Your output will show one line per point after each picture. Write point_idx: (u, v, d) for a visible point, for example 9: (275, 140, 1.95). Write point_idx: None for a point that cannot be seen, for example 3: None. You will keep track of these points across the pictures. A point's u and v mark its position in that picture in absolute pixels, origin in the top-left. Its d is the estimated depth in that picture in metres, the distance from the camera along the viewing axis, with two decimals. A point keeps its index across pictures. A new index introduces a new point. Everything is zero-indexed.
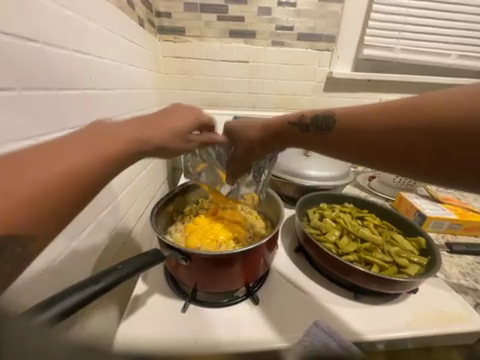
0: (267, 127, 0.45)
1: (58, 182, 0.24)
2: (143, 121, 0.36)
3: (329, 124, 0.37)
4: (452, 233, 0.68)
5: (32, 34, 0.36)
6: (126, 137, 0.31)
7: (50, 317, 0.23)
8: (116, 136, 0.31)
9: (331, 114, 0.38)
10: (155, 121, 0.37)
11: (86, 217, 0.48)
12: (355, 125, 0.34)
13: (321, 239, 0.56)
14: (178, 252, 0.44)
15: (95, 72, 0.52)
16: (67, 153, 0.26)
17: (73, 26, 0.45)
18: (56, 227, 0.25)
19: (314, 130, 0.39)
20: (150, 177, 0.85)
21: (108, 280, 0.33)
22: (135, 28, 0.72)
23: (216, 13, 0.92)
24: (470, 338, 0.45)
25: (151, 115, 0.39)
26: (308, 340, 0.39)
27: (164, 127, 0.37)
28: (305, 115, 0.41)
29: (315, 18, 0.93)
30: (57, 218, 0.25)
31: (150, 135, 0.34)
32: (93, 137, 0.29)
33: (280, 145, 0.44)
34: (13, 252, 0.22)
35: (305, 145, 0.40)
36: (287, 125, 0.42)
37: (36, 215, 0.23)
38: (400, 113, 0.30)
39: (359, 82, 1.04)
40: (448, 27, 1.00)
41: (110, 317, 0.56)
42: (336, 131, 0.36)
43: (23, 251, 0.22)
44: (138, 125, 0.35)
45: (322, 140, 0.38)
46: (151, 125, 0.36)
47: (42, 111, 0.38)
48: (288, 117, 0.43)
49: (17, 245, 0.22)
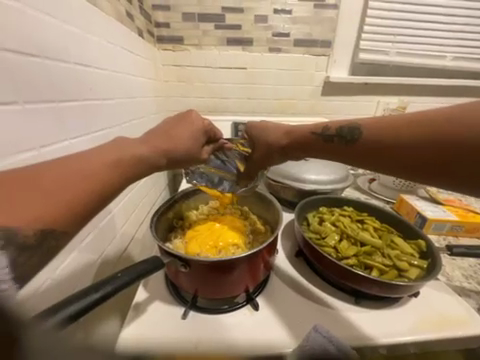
0: (288, 134, 0.48)
1: (84, 189, 0.27)
2: (155, 135, 0.39)
3: (354, 135, 0.39)
4: (453, 235, 0.68)
5: (35, 50, 0.37)
6: (142, 150, 0.34)
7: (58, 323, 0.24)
8: (129, 148, 0.33)
9: (356, 126, 0.39)
10: (167, 133, 0.41)
11: (86, 225, 0.48)
12: (373, 137, 0.36)
13: (320, 243, 0.56)
14: (178, 259, 0.44)
15: (97, 83, 0.53)
16: (90, 163, 0.29)
17: (74, 40, 0.46)
18: (78, 227, 0.27)
19: (338, 140, 0.41)
20: (150, 183, 0.86)
21: (108, 289, 0.33)
22: (135, 39, 0.74)
23: (213, 22, 0.94)
24: (474, 342, 0.45)
25: (161, 127, 0.42)
26: (308, 345, 0.38)
27: (175, 140, 0.41)
28: (329, 126, 0.43)
29: (311, 24, 0.95)
30: (80, 222, 0.27)
31: (163, 147, 0.38)
32: (112, 149, 0.32)
33: (300, 153, 0.47)
34: (50, 241, 0.28)
35: (331, 155, 0.42)
36: (311, 135, 0.44)
37: (62, 217, 0.25)
38: (412, 125, 0.32)
39: (356, 86, 1.05)
40: (443, 30, 1.01)
41: (112, 325, 0.56)
42: (361, 143, 0.37)
43: (57, 239, 0.28)
44: (152, 139, 0.38)
45: (345, 150, 0.40)
46: (164, 138, 0.39)
47: (44, 121, 0.39)
48: (312, 127, 0.45)
49: (51, 239, 0.26)
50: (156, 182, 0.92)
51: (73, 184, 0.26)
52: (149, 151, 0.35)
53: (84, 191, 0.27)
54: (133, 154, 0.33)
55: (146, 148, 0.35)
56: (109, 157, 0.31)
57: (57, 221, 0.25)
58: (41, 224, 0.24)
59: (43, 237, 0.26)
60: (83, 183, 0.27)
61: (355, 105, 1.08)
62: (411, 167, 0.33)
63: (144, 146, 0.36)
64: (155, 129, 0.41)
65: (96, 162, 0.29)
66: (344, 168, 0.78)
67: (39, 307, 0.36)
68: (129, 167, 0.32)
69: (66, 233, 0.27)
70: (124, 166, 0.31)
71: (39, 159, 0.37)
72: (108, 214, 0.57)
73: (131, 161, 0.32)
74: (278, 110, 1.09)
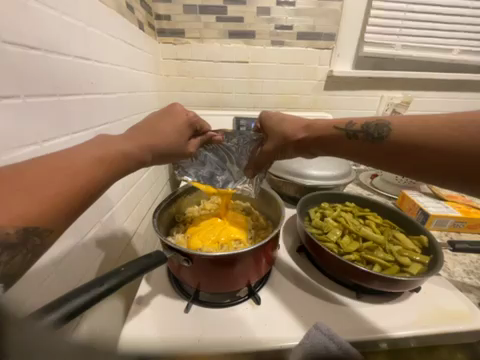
0: (307, 126, 0.48)
1: (71, 185, 0.27)
2: (138, 131, 0.39)
3: (382, 133, 0.40)
4: (455, 231, 0.68)
5: (35, 42, 0.37)
6: (127, 146, 0.35)
7: (54, 322, 0.24)
8: (115, 145, 0.34)
9: (385, 124, 0.41)
10: (150, 129, 0.41)
11: (89, 220, 0.48)
12: (405, 136, 0.37)
13: (322, 238, 0.56)
14: (180, 253, 0.44)
15: (97, 77, 0.53)
16: (75, 161, 0.28)
17: (75, 33, 0.46)
18: (67, 223, 0.27)
19: (364, 137, 0.42)
20: (152, 179, 0.86)
21: (113, 281, 0.34)
22: (136, 33, 0.73)
23: (215, 14, 0.92)
24: (474, 337, 0.45)
25: (144, 124, 0.42)
26: (308, 342, 0.39)
27: (159, 135, 0.41)
28: (354, 122, 0.44)
29: (314, 16, 0.93)
30: (69, 218, 0.27)
31: (147, 143, 0.38)
32: (94, 146, 0.31)
33: (315, 150, 0.48)
34: (33, 243, 0.24)
35: (354, 151, 0.43)
36: (334, 130, 0.45)
37: (50, 214, 0.25)
38: (442, 127, 0.34)
39: (359, 80, 1.03)
40: (450, 23, 0.99)
41: (116, 318, 0.57)
42: (390, 140, 0.39)
43: (41, 242, 0.25)
44: (135, 135, 0.38)
45: (372, 147, 0.41)
46: (148, 134, 0.40)
47: (46, 116, 0.39)
48: (335, 122, 0.46)
49: (36, 237, 0.24)
50: (158, 177, 0.92)
51: (58, 182, 0.26)
52: (134, 147, 0.35)
53: (70, 187, 0.27)
54: (118, 150, 0.33)
55: (130, 145, 0.35)
56: (95, 154, 0.30)
57: (46, 216, 0.25)
58: (28, 221, 0.23)
59: (27, 236, 0.24)
60: (69, 179, 0.27)
61: (358, 100, 1.06)
62: (433, 167, 0.35)
63: (127, 142, 0.36)
64: (138, 125, 0.41)
65: (80, 159, 0.29)
66: (347, 164, 0.78)
67: (40, 301, 0.37)
68: (114, 163, 0.32)
69: (54, 230, 0.26)
70: (109, 161, 0.31)
71: (41, 153, 0.37)
72: (110, 209, 0.57)
73: (116, 158, 0.32)
74: (280, 105, 1.08)
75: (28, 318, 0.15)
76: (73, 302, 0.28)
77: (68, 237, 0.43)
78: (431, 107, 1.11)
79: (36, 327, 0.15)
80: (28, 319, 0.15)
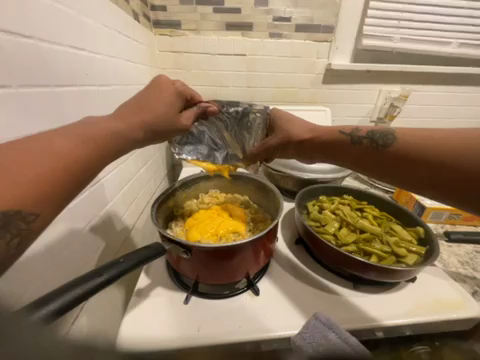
0: (313, 130, 0.48)
1: (56, 167, 0.26)
2: (126, 110, 0.38)
3: (388, 140, 0.41)
4: (451, 223, 0.69)
5: (26, 30, 0.36)
6: (115, 127, 0.34)
7: (47, 315, 0.24)
8: (102, 126, 0.33)
9: (391, 132, 0.41)
10: (137, 108, 0.39)
11: (85, 213, 0.48)
12: (409, 146, 0.38)
13: (320, 231, 0.56)
14: (178, 245, 0.44)
15: (91, 68, 0.51)
16: (60, 142, 0.28)
17: (68, 22, 0.44)
18: (55, 207, 0.26)
19: (369, 142, 0.42)
20: (150, 173, 0.85)
21: (111, 273, 0.34)
22: (131, 24, 0.71)
23: (211, 5, 0.90)
24: (467, 324, 0.46)
25: (133, 102, 0.40)
26: (308, 332, 0.40)
27: (149, 114, 0.39)
28: (359, 129, 0.44)
29: (313, 8, 0.92)
30: (58, 200, 0.26)
31: (137, 123, 0.37)
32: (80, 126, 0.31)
33: (316, 153, 0.47)
34: (19, 227, 0.23)
35: (355, 156, 0.43)
36: (338, 134, 0.45)
37: (38, 196, 0.24)
38: (446, 140, 0.36)
39: (358, 73, 1.02)
40: (449, 15, 0.98)
41: (115, 310, 0.57)
42: (393, 149, 0.40)
43: (27, 227, 0.24)
44: (123, 115, 0.37)
45: (376, 153, 0.41)
46: (137, 112, 0.38)
47: (41, 107, 0.38)
48: (340, 127, 0.46)
49: (21, 221, 0.23)
50: (155, 171, 0.91)
51: (41, 163, 0.25)
52: (122, 129, 0.35)
53: (55, 169, 0.26)
54: (105, 131, 0.32)
55: (119, 125, 0.35)
56: (82, 136, 0.30)
57: (30, 200, 0.24)
58: (8, 205, 0.22)
59: (9, 220, 0.23)
60: (55, 161, 0.26)
61: (356, 94, 1.06)
62: (431, 179, 0.37)
63: (116, 122, 0.35)
64: (125, 103, 0.39)
65: (64, 140, 0.28)
66: None
67: (41, 292, 0.37)
68: (102, 144, 0.31)
69: (40, 215, 0.25)
70: (96, 142, 0.31)
71: None
72: (107, 203, 0.56)
73: (103, 139, 0.32)
74: (278, 99, 1.07)
75: (20, 313, 0.15)
76: (67, 294, 0.28)
77: (64, 230, 0.43)
78: (429, 101, 1.11)
79: (30, 323, 0.15)
80: (21, 314, 0.15)
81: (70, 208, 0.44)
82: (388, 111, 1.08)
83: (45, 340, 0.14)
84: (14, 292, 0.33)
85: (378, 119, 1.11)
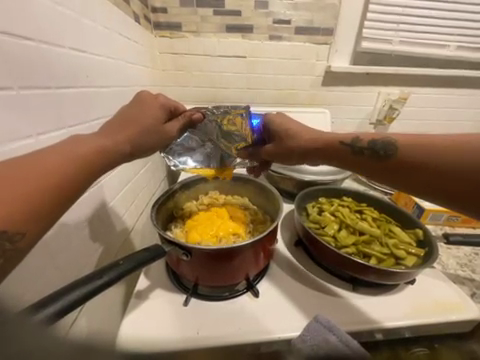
0: (314, 140, 0.47)
1: (43, 183, 0.26)
2: (114, 126, 0.39)
3: (389, 150, 0.40)
4: (450, 225, 0.69)
5: (28, 32, 0.36)
6: (103, 142, 0.34)
7: (48, 316, 0.24)
8: (91, 142, 0.33)
9: (391, 141, 0.41)
10: (123, 123, 0.40)
11: (84, 215, 0.48)
12: (410, 156, 0.38)
13: (320, 233, 0.57)
14: (179, 247, 0.45)
15: (92, 71, 0.52)
16: (46, 159, 0.28)
17: (69, 25, 0.45)
18: (44, 224, 0.26)
19: (370, 153, 0.42)
20: (150, 174, 0.86)
21: (112, 275, 0.34)
22: (131, 26, 0.72)
23: (212, 7, 0.90)
24: (466, 326, 0.46)
25: (119, 117, 0.41)
26: (308, 335, 0.40)
27: (135, 129, 0.40)
28: (360, 138, 0.44)
29: (313, 11, 0.92)
30: (47, 215, 0.26)
31: (125, 137, 0.38)
32: (66, 142, 0.31)
33: (320, 161, 0.48)
34: (3, 249, 0.23)
35: (358, 167, 0.43)
36: (340, 145, 0.45)
37: (24, 214, 0.24)
38: (451, 151, 0.35)
39: (357, 76, 1.03)
40: (448, 18, 0.99)
41: (114, 312, 0.57)
42: (396, 160, 0.39)
43: (12, 247, 0.24)
44: (110, 132, 0.38)
45: (378, 164, 0.41)
46: (124, 128, 0.39)
47: (42, 109, 0.38)
48: (341, 137, 0.45)
49: (6, 240, 0.23)
50: (155, 172, 0.91)
51: (27, 182, 0.25)
52: (110, 143, 0.35)
53: (41, 187, 0.26)
54: (95, 146, 0.33)
55: (107, 140, 0.35)
56: (71, 153, 0.30)
57: (15, 219, 0.24)
58: None
59: None
60: (42, 177, 0.26)
61: (356, 96, 1.07)
62: (433, 189, 0.36)
63: (102, 138, 0.35)
64: (113, 119, 0.40)
65: (52, 156, 0.28)
66: None
67: (42, 293, 0.37)
68: (89, 159, 0.31)
69: (26, 233, 0.25)
70: (84, 158, 0.31)
71: (35, 147, 0.37)
72: (107, 204, 0.57)
73: (91, 154, 0.32)
74: (277, 101, 1.08)
75: (23, 316, 0.16)
76: (66, 297, 0.28)
77: (64, 231, 0.43)
78: (427, 103, 1.11)
79: (31, 325, 0.15)
80: (20, 316, 0.15)
81: (71, 212, 0.45)
82: (387, 113, 1.08)
83: (45, 339, 0.15)
84: (19, 292, 0.34)
85: (378, 121, 1.11)
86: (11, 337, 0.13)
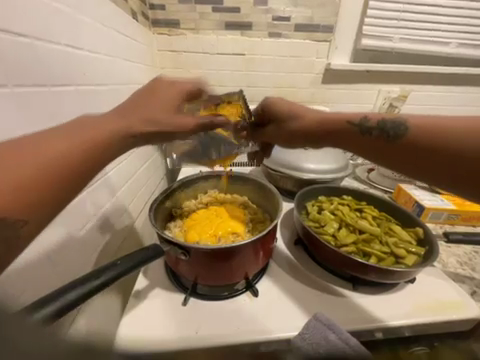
0: (317, 121, 0.46)
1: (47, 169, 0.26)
2: (122, 111, 0.36)
3: (399, 130, 0.39)
4: (450, 223, 0.69)
5: (23, 28, 0.35)
6: (116, 125, 0.33)
7: (45, 317, 0.23)
8: (102, 126, 0.32)
9: (402, 122, 0.40)
10: (138, 105, 0.38)
11: (83, 214, 0.48)
12: (421, 137, 0.37)
13: (319, 231, 0.56)
14: (177, 247, 0.44)
15: (89, 67, 0.51)
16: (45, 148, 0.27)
17: (64, 21, 0.44)
18: (47, 210, 0.26)
19: (379, 134, 0.41)
20: (149, 173, 0.85)
21: (108, 275, 0.33)
22: (129, 23, 0.71)
23: (211, 4, 0.89)
24: (466, 325, 0.46)
25: (134, 99, 0.39)
26: (308, 333, 0.40)
27: (150, 110, 0.38)
28: (368, 118, 0.42)
29: (313, 7, 0.91)
30: (50, 203, 0.26)
31: (140, 118, 0.36)
32: (63, 130, 0.30)
33: (325, 142, 0.47)
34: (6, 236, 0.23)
35: (364, 147, 0.42)
36: (346, 124, 0.44)
37: (27, 201, 0.24)
38: (465, 134, 0.34)
39: (357, 73, 1.02)
40: (449, 15, 0.98)
41: (113, 311, 0.57)
42: (406, 140, 0.38)
43: (16, 235, 0.24)
44: (125, 113, 0.36)
45: (385, 145, 0.40)
46: (139, 110, 0.38)
47: (37, 106, 0.38)
48: (348, 116, 0.44)
49: (8, 229, 0.23)
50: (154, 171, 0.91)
51: (29, 170, 0.25)
52: (124, 127, 0.34)
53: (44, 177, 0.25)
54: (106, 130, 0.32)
55: (120, 123, 0.34)
56: (77, 139, 0.29)
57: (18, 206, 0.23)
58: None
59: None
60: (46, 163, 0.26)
61: (356, 93, 1.06)
62: (441, 171, 0.36)
63: (116, 121, 0.34)
64: (119, 106, 0.38)
65: (60, 143, 0.28)
66: (345, 158, 0.78)
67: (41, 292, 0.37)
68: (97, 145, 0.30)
69: (28, 221, 0.24)
70: (92, 144, 0.30)
71: None
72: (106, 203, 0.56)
73: (100, 139, 0.31)
74: None
75: (21, 315, 0.15)
76: (62, 298, 0.27)
77: (62, 230, 0.42)
78: (428, 101, 1.11)
79: (29, 324, 0.14)
80: (19, 315, 0.15)
81: (70, 210, 0.44)
82: (387, 111, 1.07)
83: (43, 340, 0.14)
84: (17, 292, 0.33)
85: None
86: (12, 337, 0.13)
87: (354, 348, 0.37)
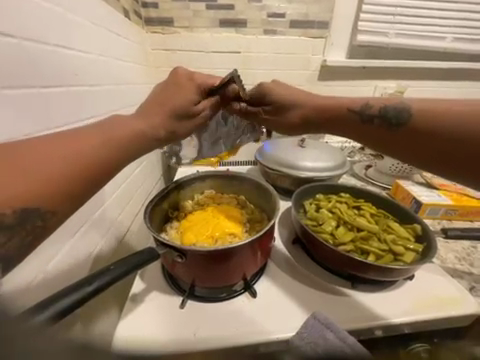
0: (316, 108, 0.46)
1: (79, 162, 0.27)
2: (144, 111, 0.39)
3: (401, 118, 0.39)
4: (447, 219, 0.69)
5: (9, 28, 0.34)
6: (140, 125, 0.35)
7: (46, 318, 0.23)
8: (126, 125, 0.34)
9: (404, 108, 0.39)
10: (159, 104, 0.41)
11: (78, 217, 0.47)
12: (423, 124, 0.37)
13: (317, 230, 0.56)
14: (173, 250, 0.44)
15: (81, 68, 0.50)
16: (56, 146, 0.26)
17: (54, 21, 0.43)
18: (75, 203, 0.27)
19: (381, 121, 0.41)
20: (145, 174, 0.84)
21: (101, 281, 0.33)
22: (122, 22, 0.70)
23: (204, 2, 0.88)
24: (465, 320, 0.46)
25: (155, 97, 0.42)
26: (306, 332, 0.40)
27: (169, 111, 0.41)
28: (370, 105, 0.42)
29: (308, 4, 0.90)
30: (78, 196, 0.27)
31: (159, 120, 0.39)
32: (94, 126, 0.31)
33: (325, 129, 0.46)
34: (34, 225, 0.24)
35: (363, 134, 0.42)
36: (346, 111, 0.43)
37: (59, 193, 0.25)
38: (466, 120, 0.34)
39: (353, 70, 1.02)
40: (444, 10, 0.98)
41: (111, 315, 0.56)
42: (409, 127, 0.38)
43: (42, 225, 0.25)
44: (147, 113, 0.39)
45: (385, 132, 0.40)
46: (160, 110, 0.40)
47: (26, 109, 0.36)
48: (349, 103, 0.44)
49: (37, 218, 0.24)
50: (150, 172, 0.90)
51: (63, 163, 0.26)
52: (146, 127, 0.36)
53: (76, 173, 0.26)
54: (131, 129, 0.34)
55: (142, 123, 0.36)
56: (102, 136, 0.30)
57: (51, 197, 0.25)
58: (27, 201, 0.23)
59: (25, 218, 0.24)
60: (77, 157, 0.27)
61: (352, 90, 1.05)
62: (440, 160, 0.35)
63: (140, 121, 0.36)
64: (142, 105, 0.40)
65: (88, 138, 0.29)
66: (342, 155, 0.78)
67: (37, 298, 0.37)
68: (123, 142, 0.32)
69: (55, 213, 0.26)
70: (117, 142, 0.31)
71: None
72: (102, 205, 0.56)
73: (126, 137, 0.33)
74: None
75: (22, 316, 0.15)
76: (60, 301, 0.27)
77: (57, 234, 0.42)
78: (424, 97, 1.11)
79: (29, 325, 0.14)
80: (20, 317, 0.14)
81: None
82: None
83: (46, 339, 0.14)
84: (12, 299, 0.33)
85: None
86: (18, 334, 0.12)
87: (353, 347, 0.36)
